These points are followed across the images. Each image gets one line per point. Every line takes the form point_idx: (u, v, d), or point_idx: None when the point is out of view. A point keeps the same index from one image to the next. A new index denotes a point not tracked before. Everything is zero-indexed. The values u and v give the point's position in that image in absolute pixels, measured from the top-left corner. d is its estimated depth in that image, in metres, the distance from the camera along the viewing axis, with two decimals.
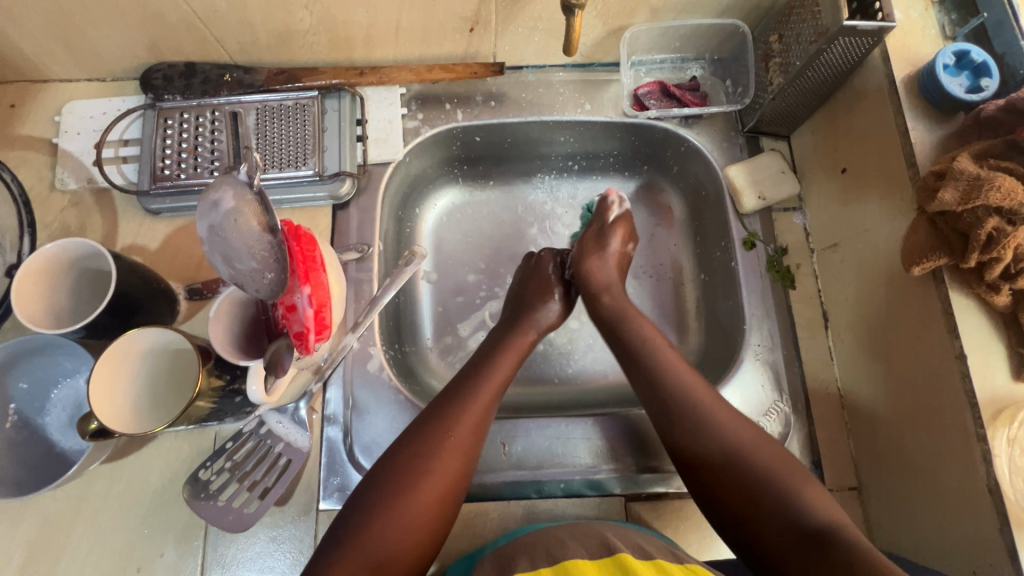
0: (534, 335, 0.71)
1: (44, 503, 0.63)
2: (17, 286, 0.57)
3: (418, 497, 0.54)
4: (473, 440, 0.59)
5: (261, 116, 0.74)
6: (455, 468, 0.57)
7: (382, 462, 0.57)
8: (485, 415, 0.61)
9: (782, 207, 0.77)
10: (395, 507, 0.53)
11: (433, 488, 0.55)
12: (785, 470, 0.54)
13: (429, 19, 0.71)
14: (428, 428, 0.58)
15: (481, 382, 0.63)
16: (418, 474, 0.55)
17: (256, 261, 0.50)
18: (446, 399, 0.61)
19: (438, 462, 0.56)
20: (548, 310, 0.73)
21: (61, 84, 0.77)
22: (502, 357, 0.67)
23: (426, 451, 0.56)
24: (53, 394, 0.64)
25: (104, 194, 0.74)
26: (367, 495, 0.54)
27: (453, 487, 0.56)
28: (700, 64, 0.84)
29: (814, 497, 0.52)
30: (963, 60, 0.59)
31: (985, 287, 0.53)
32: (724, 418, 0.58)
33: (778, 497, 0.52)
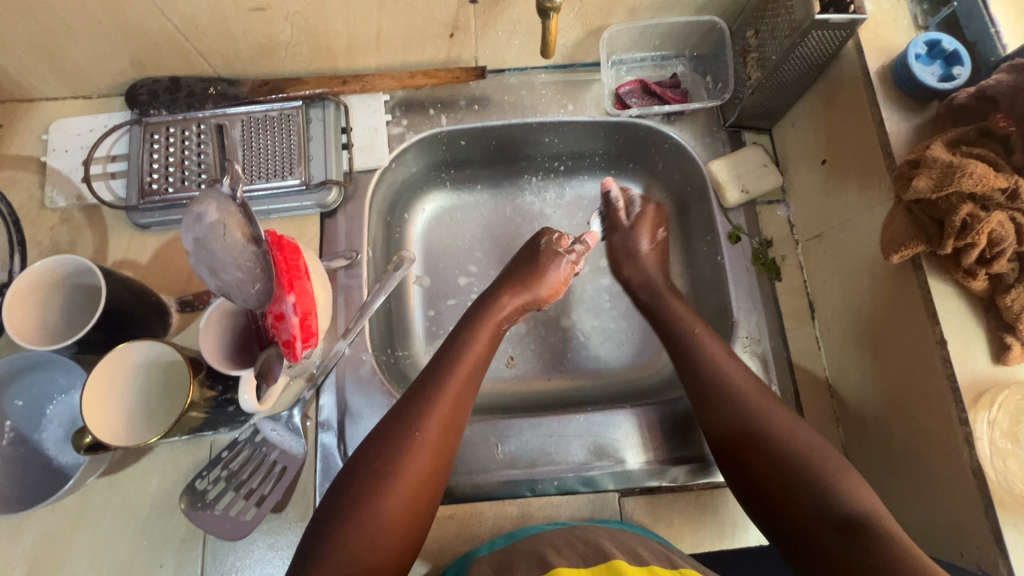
0: (505, 315, 0.72)
1: (42, 518, 0.63)
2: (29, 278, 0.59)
3: (394, 489, 0.54)
4: (444, 424, 0.59)
5: (247, 128, 0.75)
6: (428, 453, 0.57)
7: (356, 457, 0.56)
8: (455, 398, 0.61)
9: (766, 200, 0.78)
10: (369, 499, 0.53)
11: (409, 475, 0.55)
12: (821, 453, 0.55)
13: (409, 27, 0.72)
14: (402, 418, 0.58)
15: (452, 366, 0.64)
16: (393, 464, 0.55)
17: (241, 272, 0.51)
18: (421, 386, 0.61)
19: (411, 450, 0.56)
20: (524, 290, 0.73)
21: (47, 102, 0.78)
22: (473, 338, 0.67)
23: (399, 440, 0.56)
24: (49, 410, 0.65)
25: (94, 210, 0.75)
26: (343, 497, 0.53)
27: (428, 472, 0.56)
28: (681, 62, 0.84)
29: (855, 488, 0.51)
30: (934, 49, 0.60)
31: (963, 272, 0.53)
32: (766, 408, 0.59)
33: (817, 484, 0.52)
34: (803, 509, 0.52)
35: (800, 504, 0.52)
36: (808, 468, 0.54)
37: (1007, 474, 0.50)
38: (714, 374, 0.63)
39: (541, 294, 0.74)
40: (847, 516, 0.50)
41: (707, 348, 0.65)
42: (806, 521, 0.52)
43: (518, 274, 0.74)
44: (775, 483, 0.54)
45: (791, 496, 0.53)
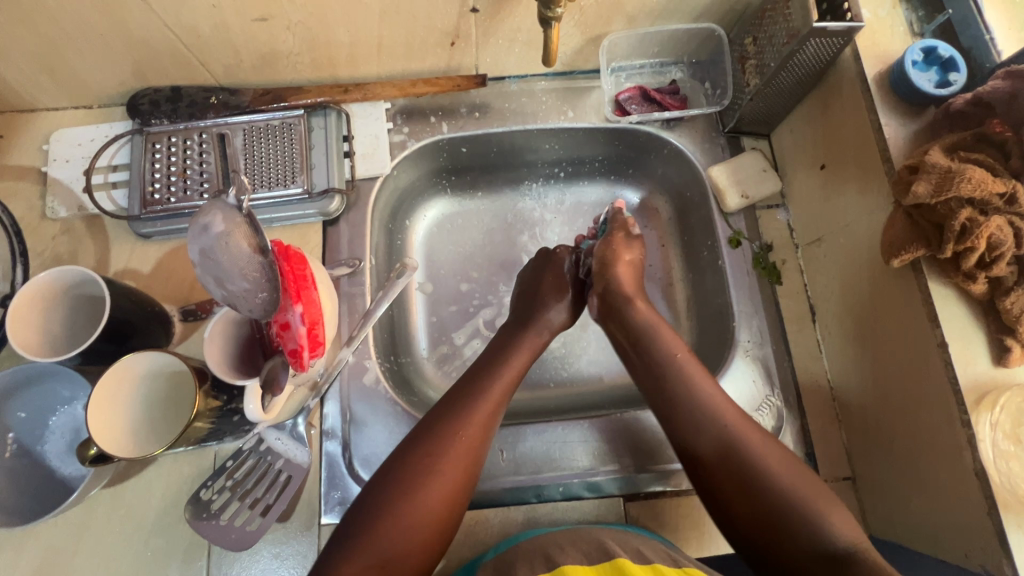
0: (547, 336, 0.73)
1: (45, 531, 0.63)
2: (43, 286, 0.60)
3: (424, 501, 0.54)
4: (483, 438, 0.60)
5: (249, 137, 0.75)
6: (466, 469, 0.57)
7: (385, 467, 0.57)
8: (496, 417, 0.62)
9: (765, 204, 0.78)
10: (397, 509, 0.53)
11: (441, 489, 0.55)
12: (809, 490, 0.55)
13: (410, 35, 0.72)
14: (432, 432, 0.58)
15: (494, 382, 0.64)
16: (425, 476, 0.55)
17: (248, 282, 0.50)
18: (459, 399, 0.62)
19: (445, 463, 0.56)
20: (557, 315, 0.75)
21: (48, 112, 0.78)
22: (516, 356, 0.68)
23: (431, 454, 0.56)
24: (51, 421, 0.64)
25: (96, 220, 0.75)
26: (372, 507, 0.53)
27: (461, 487, 0.57)
28: (680, 68, 0.85)
29: (839, 523, 0.52)
30: (931, 56, 0.61)
31: (963, 275, 0.54)
32: (756, 444, 0.58)
33: (804, 521, 0.53)
34: (796, 540, 0.52)
35: (792, 542, 0.52)
36: (793, 505, 0.53)
37: (1010, 476, 0.50)
38: (701, 402, 0.61)
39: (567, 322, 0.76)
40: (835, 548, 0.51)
41: (687, 390, 0.63)
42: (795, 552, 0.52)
43: (550, 295, 0.75)
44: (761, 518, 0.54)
45: (782, 534, 0.53)
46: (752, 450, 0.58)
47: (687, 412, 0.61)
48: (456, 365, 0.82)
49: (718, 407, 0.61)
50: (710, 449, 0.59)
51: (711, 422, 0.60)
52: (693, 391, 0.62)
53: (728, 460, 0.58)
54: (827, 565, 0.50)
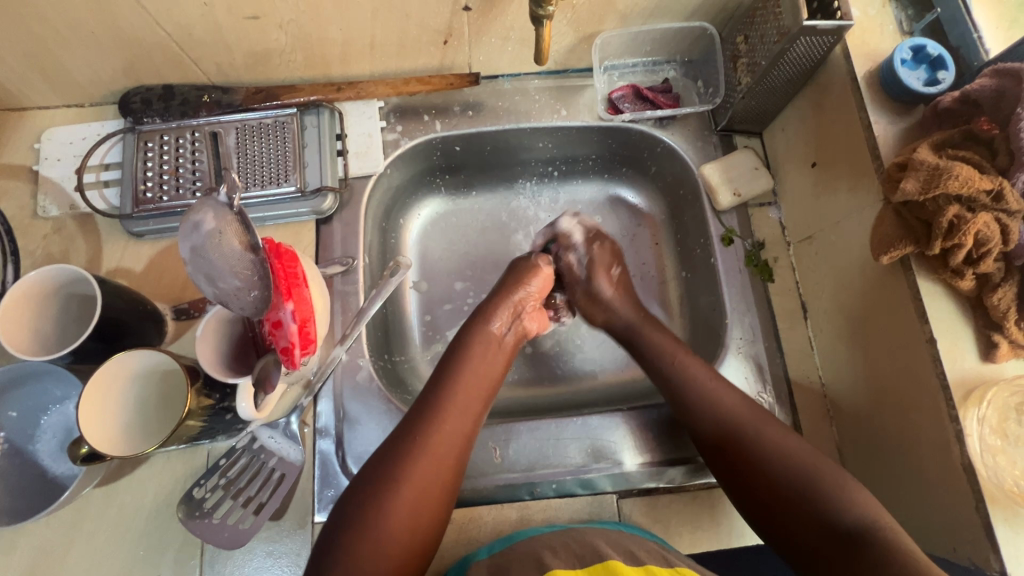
0: (504, 322, 0.71)
1: (37, 530, 0.63)
2: (35, 276, 0.59)
3: (395, 513, 0.54)
4: (449, 445, 0.59)
5: (241, 136, 0.75)
6: (429, 473, 0.57)
7: (360, 476, 0.57)
8: (459, 423, 0.61)
9: (757, 202, 0.79)
10: (370, 522, 0.53)
11: (408, 501, 0.55)
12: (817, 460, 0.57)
13: (404, 34, 0.72)
14: (399, 443, 0.58)
15: (452, 388, 0.63)
16: (393, 487, 0.55)
17: (239, 280, 0.50)
18: (423, 404, 0.62)
19: (411, 475, 0.56)
20: (516, 295, 0.73)
21: (39, 111, 0.78)
22: (474, 355, 0.67)
23: (400, 460, 0.56)
24: (43, 421, 0.64)
25: (87, 219, 0.74)
26: (347, 521, 0.53)
27: (433, 495, 0.56)
28: (672, 67, 0.85)
29: (857, 497, 0.53)
30: (919, 54, 0.61)
31: (950, 272, 0.54)
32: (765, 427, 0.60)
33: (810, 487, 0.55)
34: (803, 516, 0.54)
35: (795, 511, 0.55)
36: (802, 481, 0.55)
37: (997, 470, 0.51)
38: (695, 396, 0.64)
39: (530, 290, 0.74)
40: (847, 526, 0.51)
41: (691, 375, 0.66)
42: (802, 535, 0.54)
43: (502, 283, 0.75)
44: (771, 488, 0.56)
45: (784, 508, 0.55)
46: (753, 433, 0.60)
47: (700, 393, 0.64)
48: None
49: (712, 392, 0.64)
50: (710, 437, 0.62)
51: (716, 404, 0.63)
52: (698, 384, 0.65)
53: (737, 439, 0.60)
54: (835, 541, 0.52)
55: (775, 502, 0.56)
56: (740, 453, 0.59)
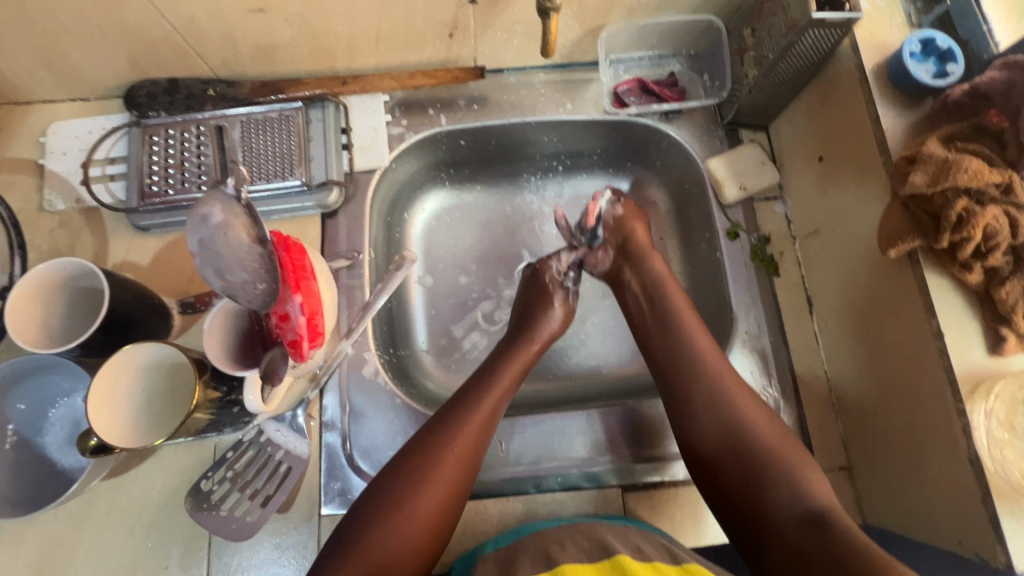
0: (538, 348, 0.72)
1: (45, 522, 0.63)
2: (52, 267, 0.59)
3: (423, 506, 0.56)
4: (479, 443, 0.61)
5: (246, 129, 0.75)
6: (455, 482, 0.58)
7: (385, 472, 0.58)
8: (489, 421, 0.63)
9: (763, 196, 0.78)
10: (398, 511, 0.55)
11: (431, 504, 0.56)
12: (782, 447, 0.58)
13: (410, 27, 0.72)
14: (431, 436, 0.60)
15: (485, 399, 0.64)
16: (425, 480, 0.57)
17: (247, 272, 0.50)
18: (454, 408, 0.62)
19: (441, 468, 0.58)
20: (547, 316, 0.75)
21: (44, 104, 0.78)
22: (507, 366, 0.68)
23: (427, 462, 0.58)
24: (50, 414, 0.65)
25: (93, 213, 0.74)
26: (367, 515, 0.55)
27: (459, 490, 0.58)
28: (678, 60, 0.85)
29: (817, 484, 0.56)
30: (928, 47, 0.61)
31: (958, 266, 0.54)
32: (761, 418, 0.61)
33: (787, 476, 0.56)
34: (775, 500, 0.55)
35: (770, 497, 0.56)
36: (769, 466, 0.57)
37: (1004, 464, 0.51)
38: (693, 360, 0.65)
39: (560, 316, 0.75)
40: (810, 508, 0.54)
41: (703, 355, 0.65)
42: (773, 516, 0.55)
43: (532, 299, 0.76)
44: (755, 471, 0.57)
45: (764, 496, 0.56)
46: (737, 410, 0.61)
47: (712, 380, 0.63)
48: (455, 358, 0.82)
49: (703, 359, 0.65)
50: (705, 413, 0.62)
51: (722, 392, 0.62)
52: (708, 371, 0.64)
53: (724, 423, 0.61)
54: (801, 526, 0.53)
55: (759, 496, 0.56)
56: (736, 443, 0.59)
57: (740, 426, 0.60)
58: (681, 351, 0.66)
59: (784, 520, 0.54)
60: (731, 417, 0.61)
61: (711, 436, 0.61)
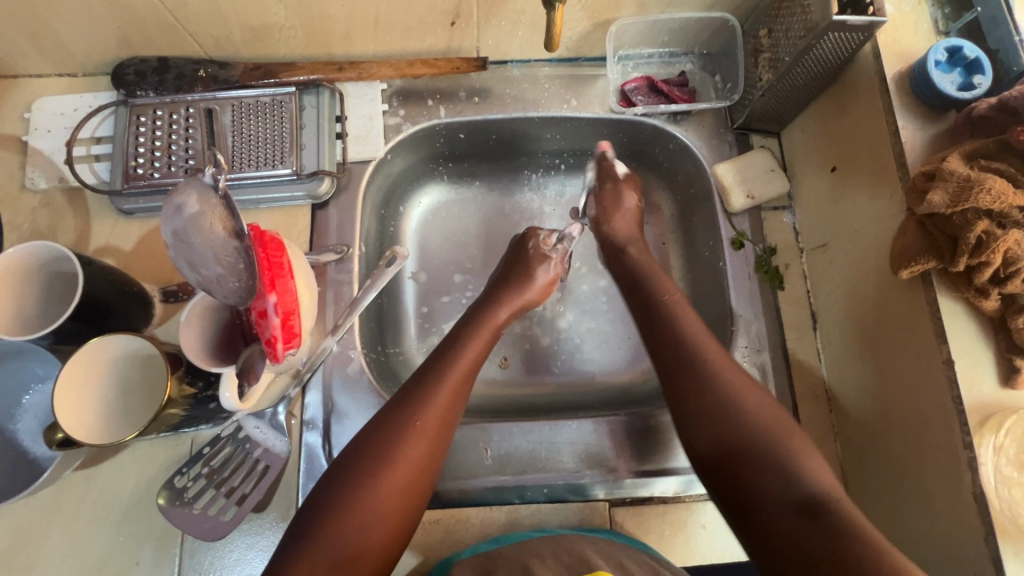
0: (504, 317, 0.71)
1: (14, 512, 0.61)
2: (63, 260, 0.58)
3: (382, 496, 0.53)
4: (439, 429, 0.58)
5: (237, 114, 0.72)
6: (420, 461, 0.56)
7: (346, 454, 0.55)
8: (454, 397, 0.60)
9: (771, 205, 0.75)
10: (356, 498, 0.52)
11: (394, 485, 0.54)
12: (779, 424, 0.55)
13: (410, 13, 0.69)
14: (390, 418, 0.57)
15: (446, 375, 0.61)
16: (382, 468, 0.54)
17: (222, 267, 0.47)
18: (416, 382, 0.60)
19: (401, 453, 0.55)
20: (523, 293, 0.73)
21: (30, 79, 0.75)
22: (472, 339, 0.66)
23: (389, 442, 0.55)
24: (25, 400, 0.63)
25: (77, 194, 0.72)
26: (326, 502, 0.52)
27: (418, 478, 0.55)
28: (690, 59, 0.82)
29: (816, 469, 0.52)
30: (955, 56, 0.57)
31: (974, 291, 0.51)
32: (757, 405, 0.56)
33: (777, 463, 0.52)
34: (765, 489, 0.51)
35: (761, 483, 0.52)
36: (765, 448, 0.53)
37: (1011, 503, 0.48)
38: (682, 341, 0.62)
39: (533, 295, 0.74)
40: (805, 493, 0.50)
41: (692, 337, 0.63)
42: (763, 505, 0.51)
43: (509, 275, 0.74)
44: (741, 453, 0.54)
45: (755, 479, 0.52)
46: (727, 389, 0.58)
47: (703, 371, 0.59)
48: None
49: (690, 336, 0.63)
50: (702, 400, 0.58)
51: (725, 384, 0.58)
52: (707, 362, 0.60)
53: (718, 405, 0.57)
54: (795, 516, 0.49)
55: (746, 482, 0.53)
56: (725, 432, 0.56)
57: (729, 400, 0.57)
58: (676, 343, 0.62)
59: (778, 511, 0.50)
60: (730, 410, 0.56)
61: (698, 416, 0.57)
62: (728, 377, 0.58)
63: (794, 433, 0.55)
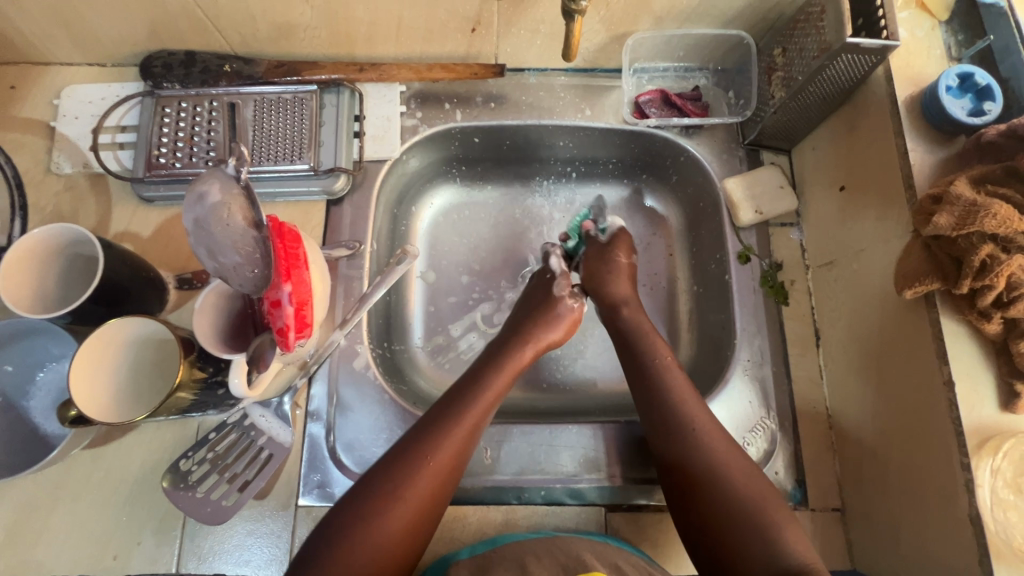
0: (531, 353, 0.70)
1: (23, 487, 0.63)
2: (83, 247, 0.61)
3: (387, 528, 0.53)
4: (453, 465, 0.58)
5: (259, 108, 0.74)
6: (430, 494, 0.56)
7: (360, 482, 0.56)
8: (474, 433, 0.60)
9: (779, 222, 0.76)
10: (361, 528, 0.52)
11: (401, 518, 0.54)
12: (764, 492, 0.56)
13: (431, 19, 0.71)
14: (406, 450, 0.57)
15: (466, 411, 0.61)
16: (391, 499, 0.54)
17: (240, 256, 0.49)
18: (437, 418, 0.60)
19: (412, 487, 0.55)
20: (548, 328, 0.72)
21: (61, 67, 0.77)
22: (498, 374, 0.66)
23: (401, 475, 0.56)
24: (39, 377, 0.64)
25: (100, 180, 0.74)
26: (334, 525, 0.53)
27: (426, 510, 0.56)
28: (704, 74, 0.83)
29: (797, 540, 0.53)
30: (966, 83, 0.58)
31: (976, 314, 0.52)
32: (737, 468, 0.58)
33: (761, 532, 0.53)
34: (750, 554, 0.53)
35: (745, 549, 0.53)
36: (750, 515, 0.55)
37: (1006, 526, 0.49)
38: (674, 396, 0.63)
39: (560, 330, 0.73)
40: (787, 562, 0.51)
41: (681, 398, 0.63)
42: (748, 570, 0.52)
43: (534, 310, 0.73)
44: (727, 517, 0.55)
45: (740, 543, 0.54)
46: (714, 454, 0.59)
47: (684, 432, 0.60)
48: (449, 356, 0.81)
49: (681, 393, 0.63)
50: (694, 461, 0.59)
51: (698, 438, 0.60)
52: (691, 421, 0.61)
53: (703, 467, 0.58)
54: None
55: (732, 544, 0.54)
56: (711, 484, 0.57)
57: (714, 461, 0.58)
58: (655, 399, 0.63)
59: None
60: (706, 462, 0.58)
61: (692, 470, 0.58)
62: (713, 441, 0.60)
63: (778, 501, 0.56)
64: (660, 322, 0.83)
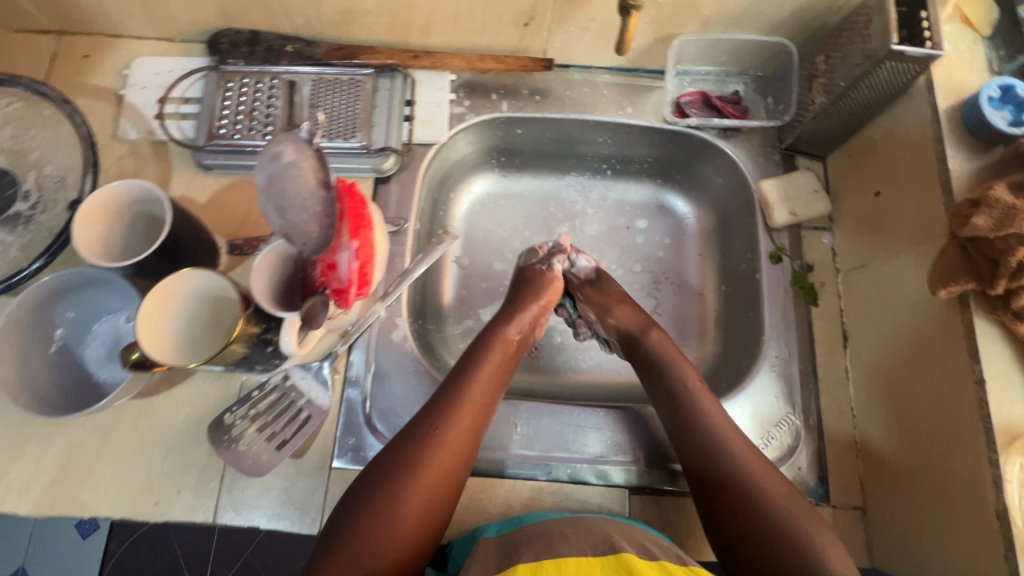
0: (515, 332, 0.71)
1: (74, 430, 0.66)
2: (151, 208, 0.65)
3: (402, 511, 0.55)
4: (457, 449, 0.59)
5: (317, 87, 0.77)
6: (440, 479, 0.57)
7: (372, 467, 0.58)
8: (472, 417, 0.62)
9: (812, 225, 0.78)
10: (376, 509, 0.54)
11: (415, 501, 0.55)
12: (787, 494, 0.57)
13: (488, 11, 0.74)
14: (410, 436, 0.59)
15: (460, 395, 0.62)
16: (402, 483, 0.56)
17: (307, 214, 0.53)
18: (435, 403, 0.62)
19: (420, 472, 0.57)
20: (530, 305, 0.73)
21: (132, 40, 0.82)
22: (487, 353, 0.67)
23: (406, 460, 0.57)
24: (95, 327, 0.68)
25: (162, 147, 0.78)
26: (355, 507, 0.55)
27: (437, 494, 0.57)
28: (744, 80, 0.85)
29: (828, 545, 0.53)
30: (1007, 94, 0.60)
31: (1010, 314, 0.53)
32: (758, 470, 0.59)
33: (789, 535, 0.54)
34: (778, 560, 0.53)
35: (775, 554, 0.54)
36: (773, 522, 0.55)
37: None
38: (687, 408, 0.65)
39: (543, 305, 0.74)
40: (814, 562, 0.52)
41: (698, 411, 0.64)
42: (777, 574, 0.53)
43: (518, 294, 0.74)
44: (752, 523, 0.56)
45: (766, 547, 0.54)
46: (738, 460, 0.60)
47: (704, 437, 0.62)
48: None
49: (697, 406, 0.65)
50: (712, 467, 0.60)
51: (715, 444, 0.61)
52: (710, 430, 0.62)
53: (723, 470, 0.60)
54: None
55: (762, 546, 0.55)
56: (732, 486, 0.59)
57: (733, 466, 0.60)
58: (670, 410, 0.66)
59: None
60: (729, 466, 0.60)
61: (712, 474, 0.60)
62: (732, 448, 0.61)
63: (800, 505, 0.56)
64: (687, 317, 0.84)
